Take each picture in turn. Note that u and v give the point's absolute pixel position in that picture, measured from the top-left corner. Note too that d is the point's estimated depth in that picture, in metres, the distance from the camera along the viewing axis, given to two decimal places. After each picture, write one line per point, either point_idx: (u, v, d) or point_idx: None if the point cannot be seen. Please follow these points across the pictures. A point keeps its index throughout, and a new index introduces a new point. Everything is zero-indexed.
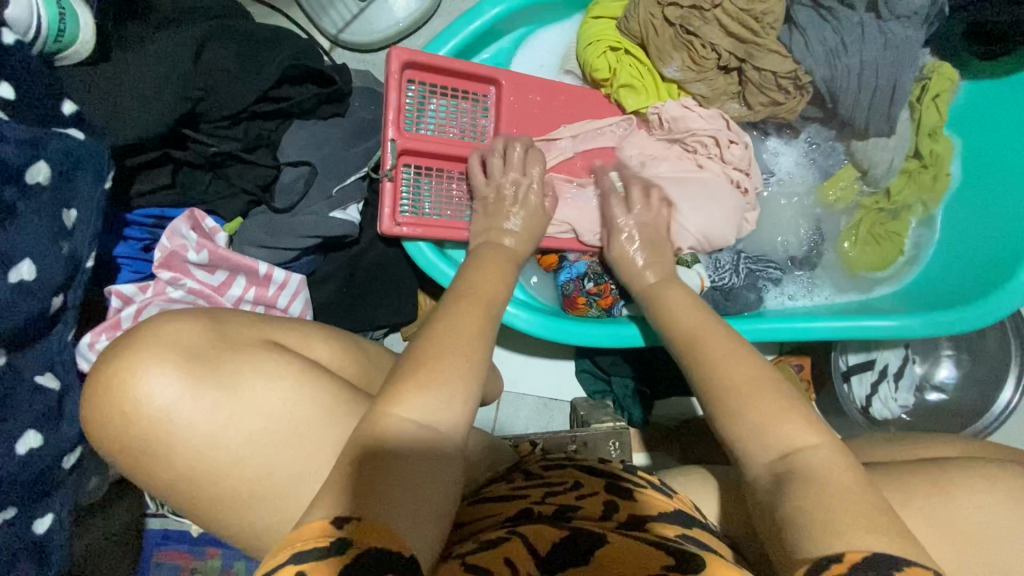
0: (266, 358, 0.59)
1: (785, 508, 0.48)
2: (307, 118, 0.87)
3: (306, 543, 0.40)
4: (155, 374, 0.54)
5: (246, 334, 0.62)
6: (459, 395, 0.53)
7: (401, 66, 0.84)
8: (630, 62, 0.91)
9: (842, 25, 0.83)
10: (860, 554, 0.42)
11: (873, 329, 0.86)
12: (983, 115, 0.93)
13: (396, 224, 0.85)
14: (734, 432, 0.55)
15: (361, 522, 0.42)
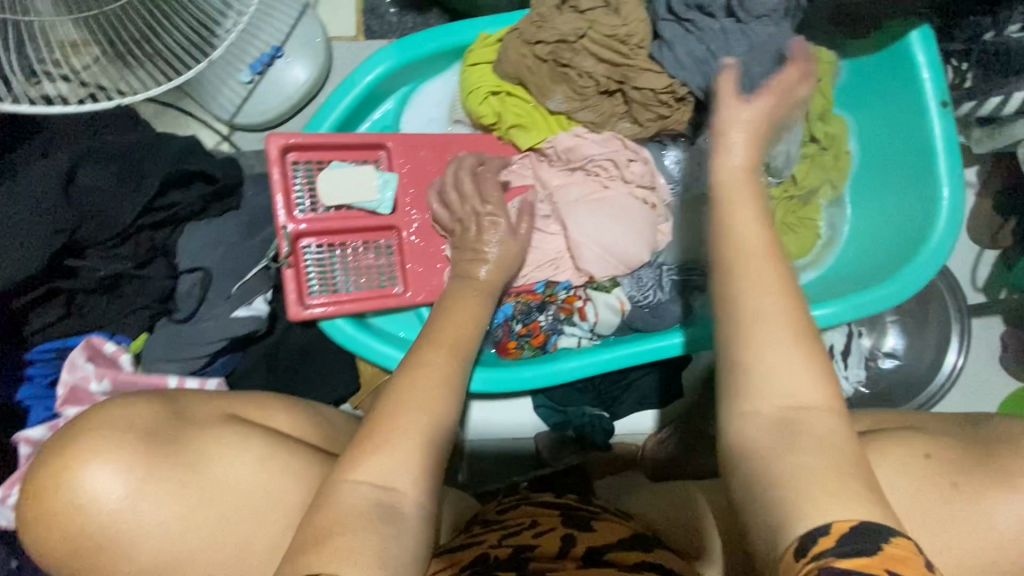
0: (232, 436, 0.60)
1: (774, 463, 0.45)
2: (198, 218, 0.86)
3: None
4: (103, 468, 0.52)
5: (205, 410, 0.63)
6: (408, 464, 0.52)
7: (281, 153, 0.84)
8: (514, 103, 0.91)
9: (705, 35, 0.82)
10: (850, 522, 0.40)
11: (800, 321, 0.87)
12: (866, 90, 0.95)
13: (304, 309, 0.84)
14: (777, 387, 0.47)
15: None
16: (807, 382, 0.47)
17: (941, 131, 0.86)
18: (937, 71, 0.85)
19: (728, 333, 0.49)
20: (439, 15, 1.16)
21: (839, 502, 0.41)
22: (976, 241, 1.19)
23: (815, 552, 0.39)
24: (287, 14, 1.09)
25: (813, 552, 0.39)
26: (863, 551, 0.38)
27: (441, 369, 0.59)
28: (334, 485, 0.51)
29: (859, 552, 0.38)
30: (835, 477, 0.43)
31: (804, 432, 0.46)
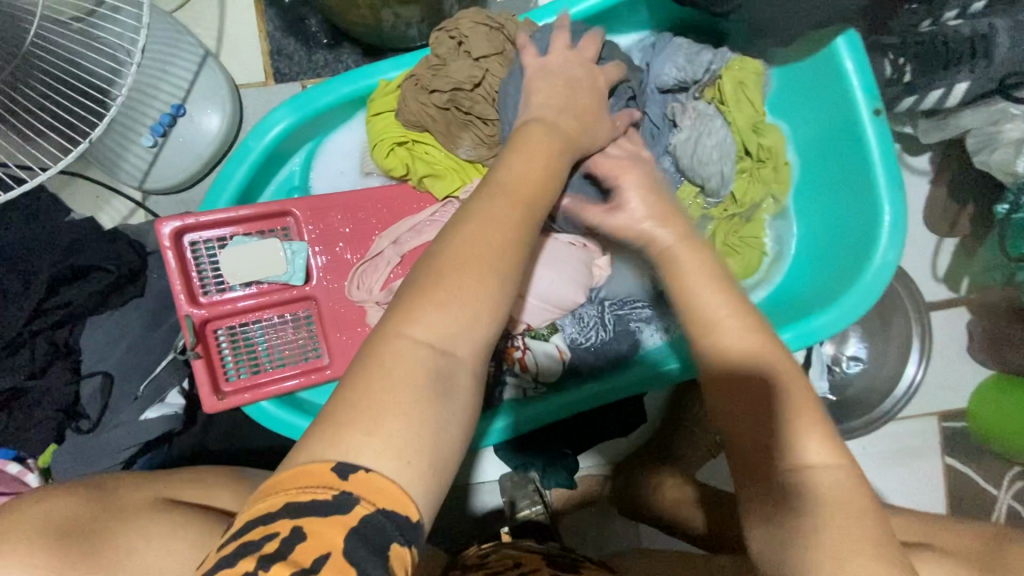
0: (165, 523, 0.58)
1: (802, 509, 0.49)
2: (99, 313, 0.82)
3: (303, 492, 0.40)
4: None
5: (133, 496, 0.60)
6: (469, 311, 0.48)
7: (175, 237, 0.78)
8: (422, 151, 0.86)
9: None
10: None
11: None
12: (797, 98, 0.90)
13: (219, 399, 0.79)
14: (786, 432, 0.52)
15: (368, 475, 0.41)
16: (816, 443, 0.52)
17: (875, 142, 0.81)
18: (865, 78, 0.81)
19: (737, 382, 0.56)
20: (350, 49, 1.09)
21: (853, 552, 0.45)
22: (934, 232, 1.14)
23: None
24: (184, 68, 1.02)
25: None
26: None
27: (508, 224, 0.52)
28: (390, 336, 0.46)
29: None
30: (844, 523, 0.47)
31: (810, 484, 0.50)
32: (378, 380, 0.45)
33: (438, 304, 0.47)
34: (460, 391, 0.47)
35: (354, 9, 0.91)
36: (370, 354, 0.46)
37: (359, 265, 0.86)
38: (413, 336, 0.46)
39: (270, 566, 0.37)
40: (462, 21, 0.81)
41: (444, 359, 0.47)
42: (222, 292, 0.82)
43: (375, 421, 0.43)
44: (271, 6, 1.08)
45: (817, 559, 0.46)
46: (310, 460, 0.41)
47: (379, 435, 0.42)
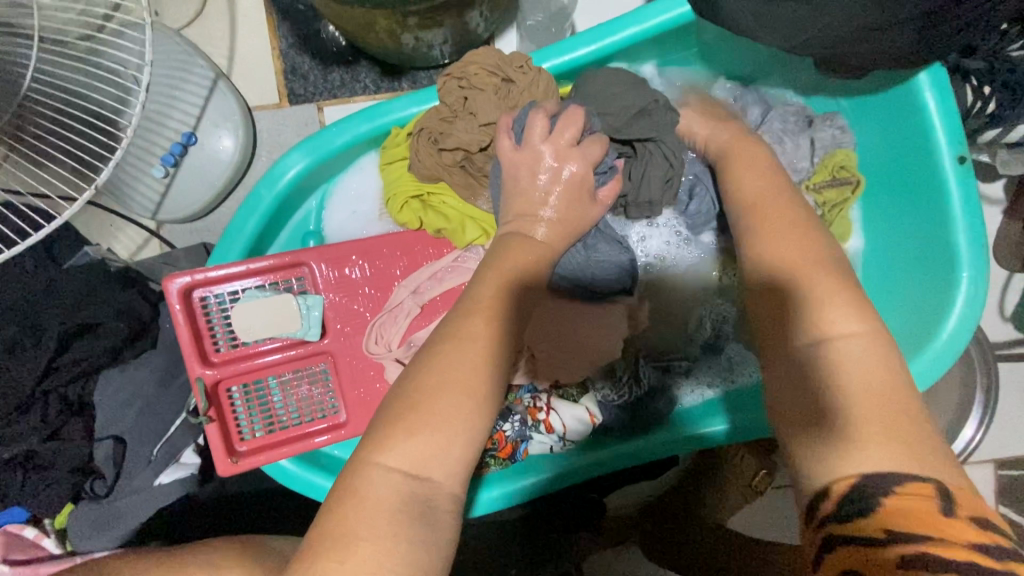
0: None
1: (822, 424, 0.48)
2: (112, 368, 0.78)
3: None
4: None
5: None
6: (463, 444, 0.48)
7: (184, 294, 0.74)
8: (438, 205, 0.82)
9: None
10: (851, 482, 0.44)
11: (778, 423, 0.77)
12: (868, 133, 0.82)
13: (233, 462, 0.76)
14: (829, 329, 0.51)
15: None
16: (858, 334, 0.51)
17: (956, 193, 0.71)
18: (951, 121, 0.71)
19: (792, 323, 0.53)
20: (367, 67, 1.03)
21: (887, 454, 0.44)
22: (1005, 267, 1.03)
23: (823, 518, 0.45)
24: (194, 93, 0.96)
25: (823, 516, 0.45)
26: (867, 511, 0.43)
27: (494, 356, 0.53)
28: (362, 472, 0.46)
29: (860, 514, 0.43)
30: (881, 430, 0.45)
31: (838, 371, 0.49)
32: (354, 511, 0.44)
33: (410, 431, 0.47)
34: (440, 518, 0.46)
35: (371, 34, 0.84)
36: (343, 483, 0.46)
37: (376, 322, 0.81)
38: (386, 465, 0.46)
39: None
40: (470, 68, 0.76)
41: (419, 486, 0.46)
42: (234, 348, 0.78)
43: (345, 550, 0.42)
44: (286, 22, 1.02)
45: (818, 468, 0.46)
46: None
47: (349, 563, 0.41)
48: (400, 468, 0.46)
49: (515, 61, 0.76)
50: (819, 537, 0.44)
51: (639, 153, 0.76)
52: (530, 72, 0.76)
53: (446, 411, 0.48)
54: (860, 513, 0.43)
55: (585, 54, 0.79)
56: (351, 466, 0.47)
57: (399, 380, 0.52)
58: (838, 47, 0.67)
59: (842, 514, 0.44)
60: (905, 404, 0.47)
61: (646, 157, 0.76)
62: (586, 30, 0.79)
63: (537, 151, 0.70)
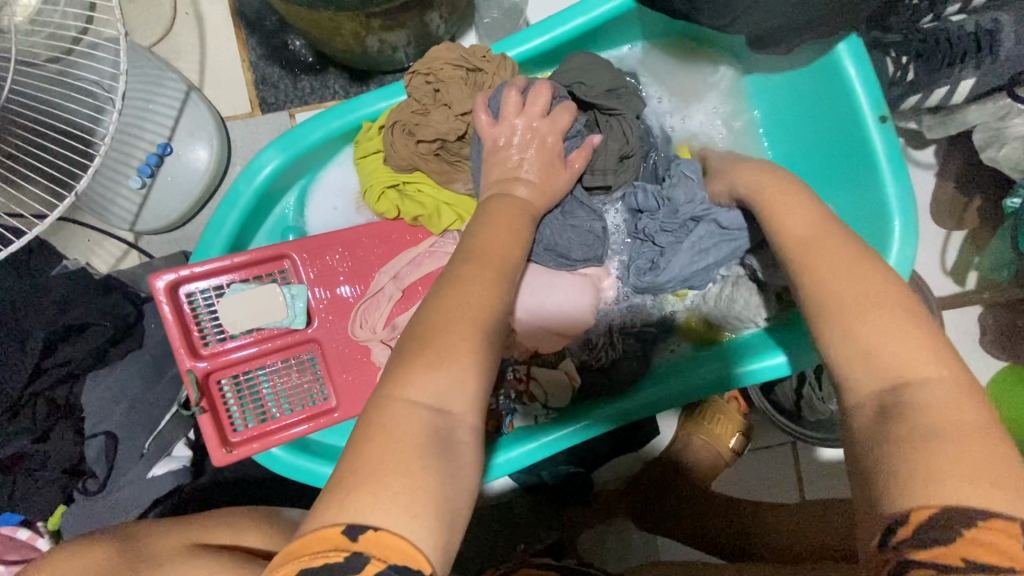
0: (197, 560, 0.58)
1: (908, 445, 0.41)
2: (100, 368, 0.79)
3: (318, 556, 0.39)
4: None
5: (164, 542, 0.60)
6: (467, 383, 0.50)
7: (170, 290, 0.77)
8: (412, 193, 0.85)
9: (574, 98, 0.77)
10: (931, 510, 0.38)
11: (804, 356, 0.80)
12: (798, 105, 0.88)
13: (227, 452, 0.77)
14: (879, 334, 0.48)
15: (378, 533, 0.40)
16: (920, 350, 0.47)
17: (883, 151, 0.77)
18: (870, 88, 0.78)
19: (827, 313, 0.51)
20: (336, 74, 1.07)
21: (977, 488, 0.39)
22: (941, 226, 1.12)
23: (894, 543, 0.39)
24: (168, 105, 0.99)
25: (894, 541, 0.39)
26: (949, 540, 0.37)
27: (487, 306, 0.56)
28: (387, 405, 0.48)
29: (940, 541, 0.38)
30: (982, 467, 0.40)
31: (909, 402, 0.44)
32: (392, 443, 0.45)
33: (429, 364, 0.50)
34: (467, 448, 0.48)
35: (337, 39, 0.88)
36: (370, 421, 0.48)
37: (360, 306, 0.84)
38: (411, 399, 0.48)
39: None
40: (437, 63, 0.80)
41: (443, 419, 0.49)
42: (221, 341, 0.80)
43: (382, 482, 0.43)
44: (254, 35, 1.06)
45: (888, 492, 0.41)
46: (322, 523, 0.41)
47: (388, 494, 0.42)
48: (421, 404, 0.48)
49: (478, 51, 0.81)
50: (888, 560, 0.40)
51: (602, 125, 0.83)
52: (495, 59, 0.81)
53: (447, 351, 0.51)
54: (944, 542, 0.38)
55: (541, 45, 0.84)
56: (374, 402, 0.50)
57: (416, 333, 0.54)
58: (765, 24, 0.74)
59: (920, 541, 0.38)
60: (972, 411, 0.43)
61: (607, 129, 0.83)
62: (540, 22, 0.84)
63: (509, 134, 0.74)
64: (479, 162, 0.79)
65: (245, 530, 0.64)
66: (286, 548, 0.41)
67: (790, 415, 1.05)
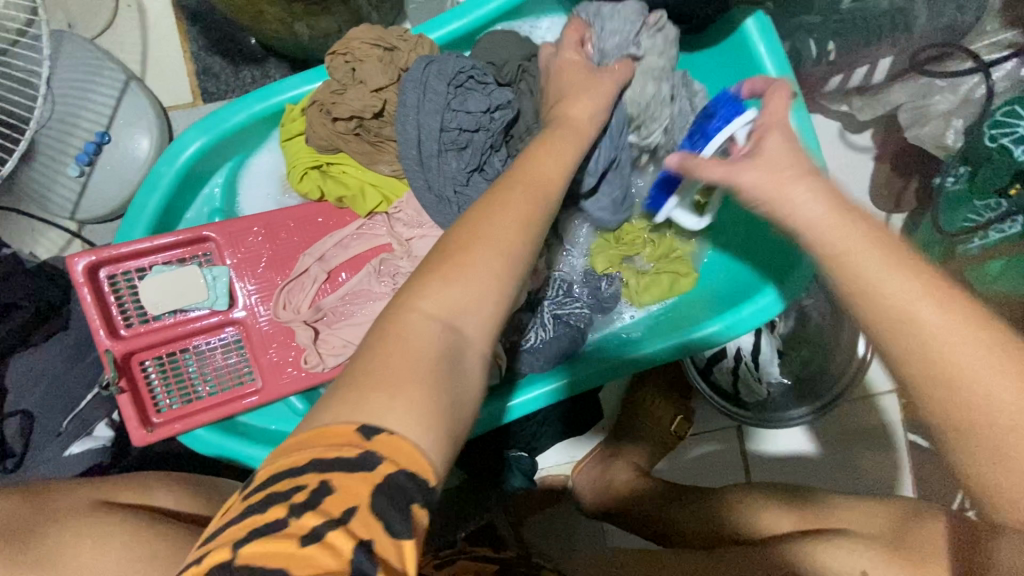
0: (87, 520, 0.60)
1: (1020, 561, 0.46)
2: (22, 349, 0.80)
3: (328, 448, 0.40)
4: None
5: (68, 501, 0.63)
6: None
7: (90, 272, 0.77)
8: (335, 175, 0.86)
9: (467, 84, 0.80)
10: None
11: (723, 329, 0.82)
12: (716, 77, 0.88)
13: (148, 431, 0.78)
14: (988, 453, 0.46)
15: (391, 437, 0.40)
16: None
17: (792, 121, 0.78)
18: (778, 60, 0.79)
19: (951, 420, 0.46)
20: (276, 63, 1.09)
21: None
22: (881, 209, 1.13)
23: None
24: (105, 95, 1.00)
25: None
26: None
27: None
28: (400, 314, 0.48)
29: None
30: None
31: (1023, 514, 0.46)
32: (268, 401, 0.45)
33: (446, 278, 0.49)
34: None
35: (265, 24, 0.89)
36: (382, 325, 0.48)
37: (285, 285, 0.85)
38: (424, 311, 0.48)
39: (301, 515, 0.37)
40: (353, 43, 0.81)
41: (455, 334, 0.48)
42: (143, 323, 0.81)
43: (397, 387, 0.43)
44: (195, 26, 1.08)
45: None
46: (334, 420, 0.41)
47: (402, 400, 0.42)
48: (436, 318, 0.48)
49: (395, 32, 0.82)
50: None
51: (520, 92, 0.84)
52: (412, 39, 0.82)
53: None
54: None
55: (459, 27, 0.86)
56: (387, 309, 0.49)
57: (432, 254, 0.52)
58: None
59: None
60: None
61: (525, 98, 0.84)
62: (458, 4, 0.86)
63: None
64: (401, 138, 0.80)
65: (155, 492, 0.69)
66: (286, 444, 0.42)
67: (729, 396, 1.07)
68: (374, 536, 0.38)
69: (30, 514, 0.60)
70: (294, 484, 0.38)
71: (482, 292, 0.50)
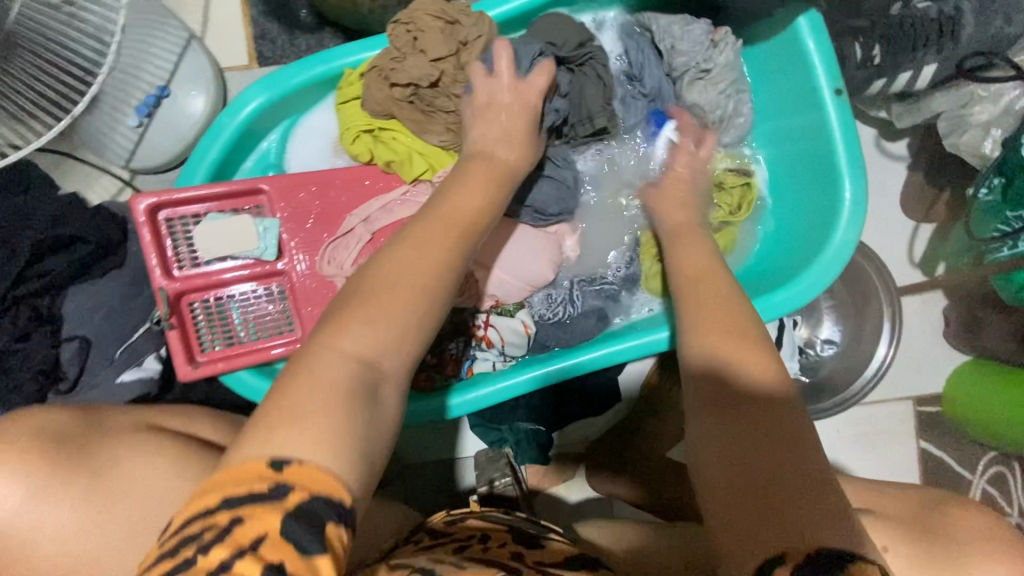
0: (138, 440, 0.65)
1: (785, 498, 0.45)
2: (80, 281, 0.84)
3: (236, 486, 0.39)
4: None
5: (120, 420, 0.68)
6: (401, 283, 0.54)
7: (151, 212, 0.81)
8: (386, 140, 0.90)
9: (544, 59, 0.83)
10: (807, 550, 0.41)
11: None
12: (764, 74, 0.90)
13: (193, 368, 0.82)
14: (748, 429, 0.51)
15: (302, 466, 0.40)
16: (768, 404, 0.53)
17: (835, 119, 0.80)
18: (828, 60, 0.81)
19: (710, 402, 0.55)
20: (332, 33, 1.13)
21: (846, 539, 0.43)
22: (910, 218, 1.14)
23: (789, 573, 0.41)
24: (168, 50, 1.04)
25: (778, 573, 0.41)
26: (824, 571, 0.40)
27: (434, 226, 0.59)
28: (313, 351, 0.48)
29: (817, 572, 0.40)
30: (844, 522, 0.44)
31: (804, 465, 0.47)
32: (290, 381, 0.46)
33: (367, 318, 0.50)
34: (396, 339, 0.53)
35: None
36: (297, 360, 0.48)
37: (331, 242, 0.88)
38: (341, 349, 0.48)
39: (210, 550, 0.37)
40: (417, 13, 0.84)
41: (371, 370, 0.48)
42: (195, 266, 0.85)
43: (306, 420, 0.43)
44: None
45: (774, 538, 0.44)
46: (246, 456, 0.41)
47: (311, 429, 0.42)
48: (354, 357, 0.48)
49: (457, 6, 0.85)
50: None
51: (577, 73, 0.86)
52: (473, 14, 0.85)
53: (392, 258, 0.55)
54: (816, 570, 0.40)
55: (517, 6, 0.88)
56: (307, 342, 0.49)
57: (358, 281, 0.54)
58: None
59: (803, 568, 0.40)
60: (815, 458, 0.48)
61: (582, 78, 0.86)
62: None
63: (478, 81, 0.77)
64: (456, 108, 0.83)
65: (201, 422, 0.74)
66: (206, 481, 0.41)
67: None
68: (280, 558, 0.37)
69: (82, 428, 0.64)
70: (202, 522, 0.38)
71: (399, 332, 0.51)
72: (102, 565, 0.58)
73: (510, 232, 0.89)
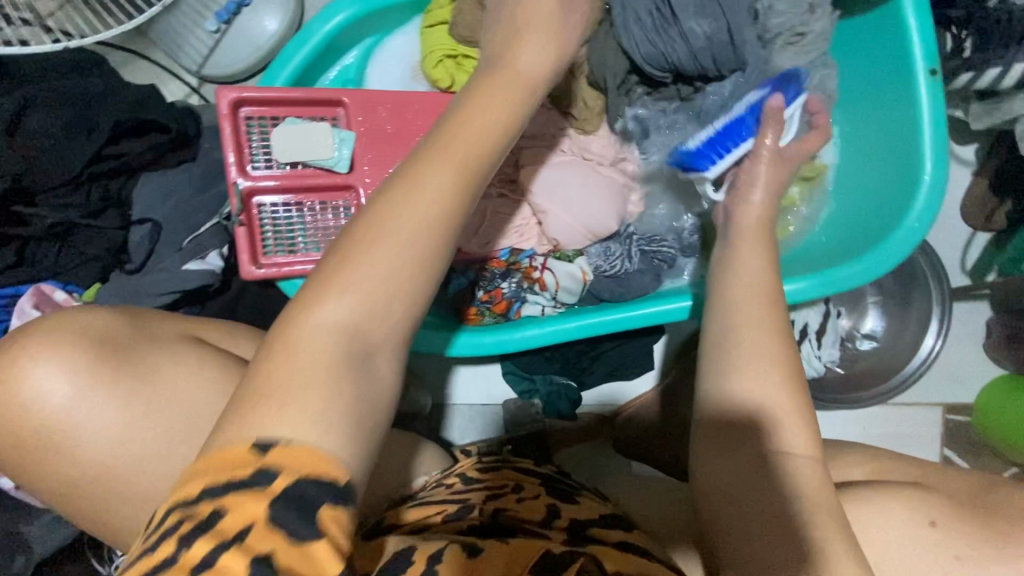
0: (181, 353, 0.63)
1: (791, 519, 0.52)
2: (153, 168, 0.85)
3: (215, 478, 0.36)
4: None
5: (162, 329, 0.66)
6: None
7: (233, 106, 0.82)
8: (468, 68, 0.89)
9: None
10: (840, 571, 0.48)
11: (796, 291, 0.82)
12: (855, 50, 0.89)
13: (255, 268, 0.82)
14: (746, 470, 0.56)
15: (287, 451, 0.37)
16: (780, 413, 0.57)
17: (926, 101, 0.80)
18: (927, 40, 0.80)
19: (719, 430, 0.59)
20: None
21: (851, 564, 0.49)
22: (968, 225, 1.14)
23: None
24: None
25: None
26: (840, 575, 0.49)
27: None
28: (289, 323, 0.42)
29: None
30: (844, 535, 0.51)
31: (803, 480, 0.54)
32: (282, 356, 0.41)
33: (344, 278, 0.43)
34: None
35: None
36: (270, 338, 0.42)
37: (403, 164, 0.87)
38: (322, 320, 0.42)
39: (192, 543, 0.34)
40: None
41: (358, 341, 0.43)
42: (269, 169, 0.85)
43: (290, 397, 0.39)
44: None
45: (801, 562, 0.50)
46: (228, 443, 0.37)
47: (295, 413, 0.38)
48: (336, 328, 0.42)
49: None
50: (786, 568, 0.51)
51: None
52: None
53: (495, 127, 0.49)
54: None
55: None
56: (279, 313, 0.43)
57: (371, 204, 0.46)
58: None
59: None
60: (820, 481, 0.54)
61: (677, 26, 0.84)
62: None
63: None
64: None
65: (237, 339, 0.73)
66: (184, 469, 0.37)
67: None
68: (275, 549, 0.35)
69: (128, 333, 0.63)
70: (180, 513, 0.35)
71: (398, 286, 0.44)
72: (169, 426, 0.60)
73: (582, 175, 0.90)
